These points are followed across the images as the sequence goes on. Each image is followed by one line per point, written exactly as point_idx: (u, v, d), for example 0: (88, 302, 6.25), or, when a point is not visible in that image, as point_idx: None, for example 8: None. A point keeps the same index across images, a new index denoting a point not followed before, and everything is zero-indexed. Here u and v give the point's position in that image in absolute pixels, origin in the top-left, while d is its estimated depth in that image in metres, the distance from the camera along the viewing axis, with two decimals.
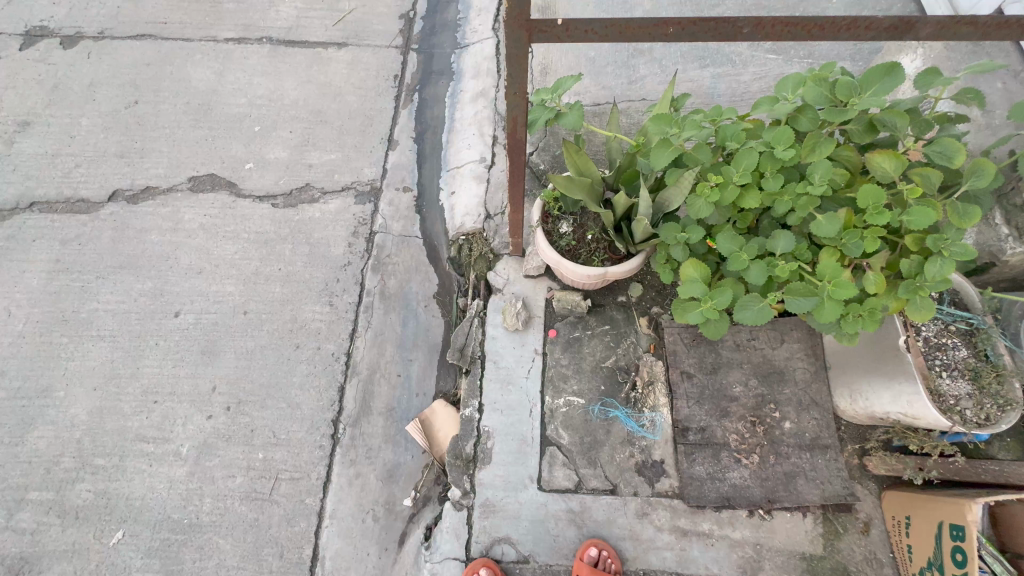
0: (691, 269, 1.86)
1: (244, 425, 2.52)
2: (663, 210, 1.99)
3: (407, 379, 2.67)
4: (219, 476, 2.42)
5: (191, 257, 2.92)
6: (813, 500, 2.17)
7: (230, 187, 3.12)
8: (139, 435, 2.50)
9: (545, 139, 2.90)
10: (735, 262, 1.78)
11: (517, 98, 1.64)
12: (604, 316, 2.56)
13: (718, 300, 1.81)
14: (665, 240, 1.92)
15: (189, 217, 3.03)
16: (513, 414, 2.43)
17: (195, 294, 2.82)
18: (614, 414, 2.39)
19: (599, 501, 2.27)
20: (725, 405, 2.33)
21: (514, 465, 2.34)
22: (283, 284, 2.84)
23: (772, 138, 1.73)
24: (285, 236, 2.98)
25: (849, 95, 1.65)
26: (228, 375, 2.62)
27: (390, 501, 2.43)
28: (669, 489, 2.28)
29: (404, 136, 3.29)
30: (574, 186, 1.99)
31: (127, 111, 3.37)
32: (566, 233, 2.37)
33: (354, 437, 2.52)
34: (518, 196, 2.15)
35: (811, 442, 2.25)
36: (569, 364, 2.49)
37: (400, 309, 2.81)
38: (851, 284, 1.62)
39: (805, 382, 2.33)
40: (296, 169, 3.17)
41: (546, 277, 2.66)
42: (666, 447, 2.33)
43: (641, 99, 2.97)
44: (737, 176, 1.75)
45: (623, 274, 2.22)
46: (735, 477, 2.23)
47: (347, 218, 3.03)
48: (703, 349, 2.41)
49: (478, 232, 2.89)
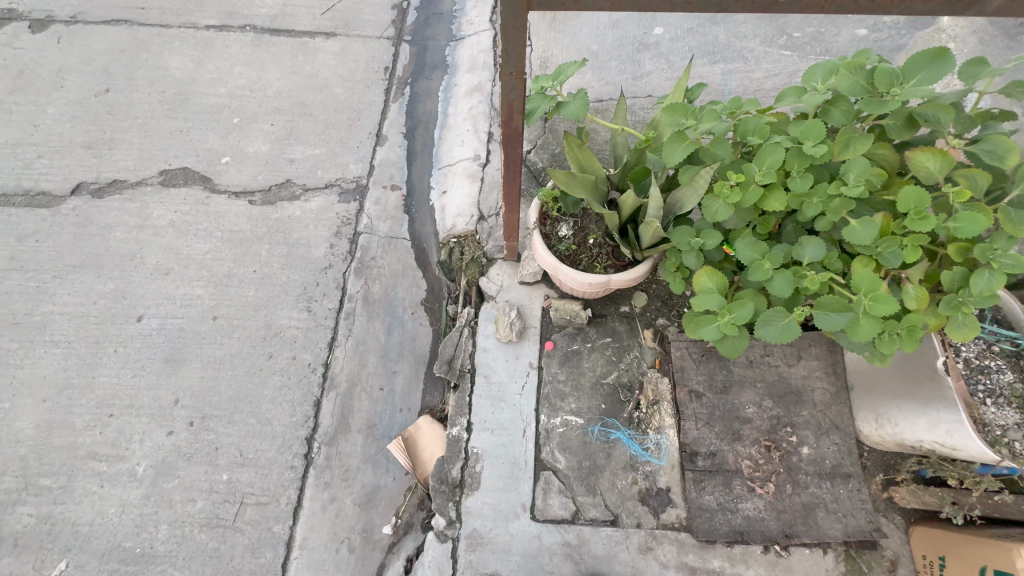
0: (704, 278, 1.67)
1: (208, 443, 2.29)
2: (675, 212, 1.79)
3: (390, 394, 2.45)
4: (178, 501, 2.18)
5: (158, 256, 2.69)
6: (835, 535, 1.97)
7: (204, 181, 2.91)
8: (91, 452, 2.26)
9: (544, 137, 2.71)
10: (756, 273, 1.56)
11: (512, 78, 1.46)
12: (605, 328, 2.36)
13: (737, 314, 1.59)
14: (677, 245, 1.71)
15: (159, 214, 2.80)
16: (504, 434, 2.21)
17: (161, 297, 2.59)
18: (615, 437, 2.17)
19: (599, 533, 2.05)
20: (737, 427, 2.13)
21: (506, 491, 2.12)
22: (257, 288, 2.62)
23: (799, 134, 1.54)
24: (262, 235, 2.76)
25: (891, 84, 1.45)
26: (193, 387, 2.39)
27: (368, 529, 2.20)
28: (675, 520, 2.06)
29: (394, 131, 3.09)
30: (575, 183, 1.78)
31: (98, 99, 3.14)
32: (566, 237, 2.16)
33: (330, 457, 2.29)
34: (514, 195, 1.97)
35: (831, 470, 2.06)
36: (566, 381, 2.28)
37: (385, 316, 2.59)
38: (892, 299, 1.41)
39: (824, 404, 2.14)
40: (277, 165, 2.96)
41: (543, 284, 2.46)
42: (673, 473, 2.12)
43: (647, 96, 2.78)
44: (760, 175, 1.55)
45: (627, 283, 2.00)
46: (748, 508, 2.03)
47: (329, 218, 2.81)
48: (713, 365, 2.22)
49: (470, 234, 2.68)
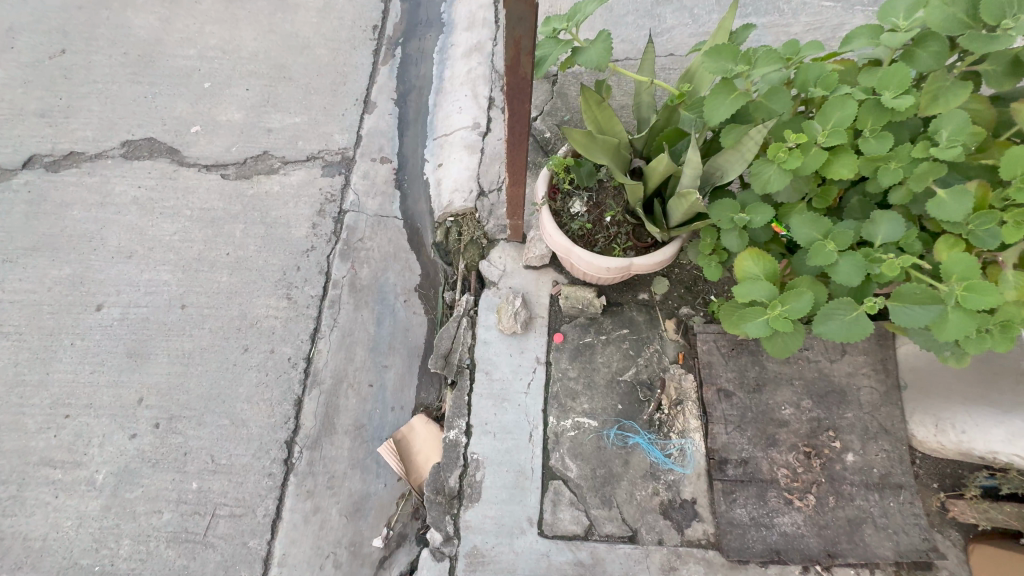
0: (748, 263, 1.40)
1: (175, 447, 2.04)
2: (712, 181, 1.49)
3: (381, 391, 2.19)
4: (142, 513, 1.95)
5: (119, 237, 2.41)
6: (885, 555, 1.73)
7: (172, 153, 2.60)
8: (44, 458, 2.02)
9: (552, 101, 2.39)
10: (818, 256, 1.28)
11: (520, 4, 1.17)
12: (621, 318, 2.09)
13: (793, 306, 1.30)
14: (715, 222, 1.43)
15: (121, 189, 2.51)
16: (508, 438, 1.96)
17: (123, 283, 2.32)
18: (633, 442, 1.92)
19: (615, 551, 1.81)
20: (772, 431, 1.88)
21: (509, 504, 1.88)
22: (231, 272, 2.34)
23: (877, 82, 1.23)
24: (236, 213, 2.46)
25: (1002, 16, 1.14)
26: (159, 385, 2.14)
27: (356, 543, 1.97)
28: (702, 537, 1.82)
29: (383, 97, 2.76)
30: (595, 146, 1.48)
31: (52, 62, 2.81)
32: (579, 214, 1.86)
33: (313, 462, 2.05)
34: (519, 162, 1.65)
35: (879, 481, 1.81)
36: (578, 378, 2.02)
37: (374, 304, 2.32)
38: (995, 288, 1.12)
39: (872, 406, 1.88)
40: (252, 135, 2.65)
41: (551, 268, 2.18)
42: (699, 483, 1.87)
43: (669, 54, 2.44)
44: (824, 135, 1.26)
45: (650, 267, 1.72)
46: (785, 524, 1.79)
47: (311, 194, 2.51)
48: (744, 360, 1.96)
49: (469, 213, 2.39)
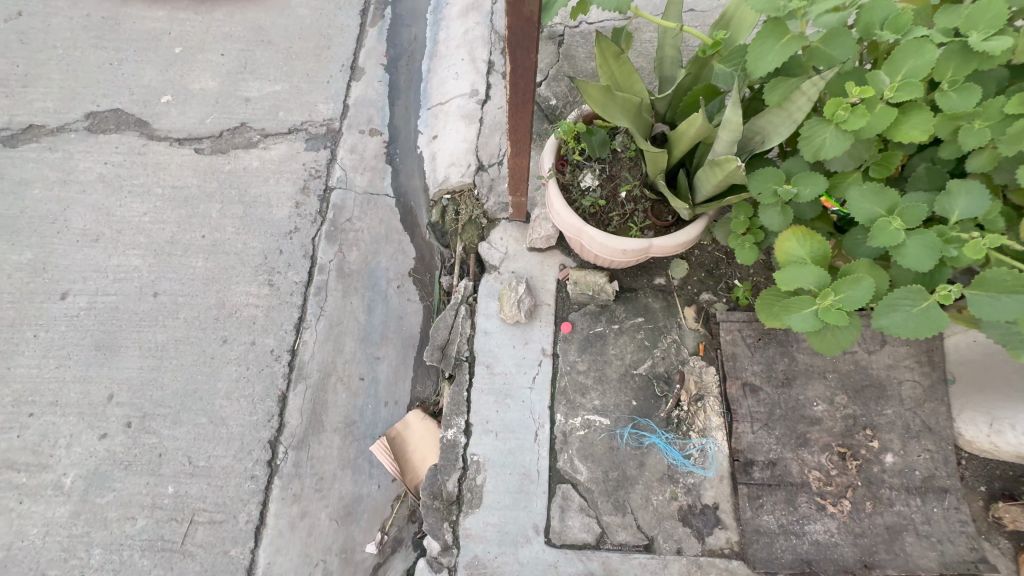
0: (792, 245, 1.19)
1: (149, 448, 1.88)
2: (750, 148, 1.28)
3: (373, 385, 2.01)
4: (114, 520, 1.79)
5: (84, 218, 2.20)
6: (929, 567, 1.56)
7: (140, 126, 2.37)
8: (7, 460, 1.86)
9: (558, 64, 2.15)
10: (880, 236, 1.07)
11: None
12: (636, 305, 1.89)
13: (848, 296, 1.10)
14: (755, 194, 1.22)
15: (86, 166, 2.29)
16: (511, 438, 1.79)
17: (90, 269, 2.12)
18: (649, 442, 1.74)
19: (629, 561, 1.65)
20: (803, 430, 1.70)
21: (513, 510, 1.71)
22: (207, 257, 2.14)
23: (963, 21, 1.00)
24: (212, 191, 2.25)
25: None
26: (130, 380, 1.96)
27: (348, 549, 1.82)
28: (724, 546, 1.66)
29: (372, 63, 2.51)
30: (615, 106, 1.26)
31: (8, 25, 2.55)
32: (590, 189, 1.64)
33: (299, 463, 1.88)
34: (522, 129, 1.43)
35: (921, 484, 1.63)
36: (588, 371, 1.84)
37: (364, 291, 2.12)
38: None
39: (915, 402, 1.69)
40: (229, 105, 2.41)
41: (558, 250, 1.97)
42: (722, 486, 1.70)
43: (690, 8, 2.16)
44: (892, 89, 1.03)
45: (672, 249, 1.51)
46: (817, 532, 1.62)
47: (294, 169, 2.29)
48: (772, 351, 1.77)
49: (467, 189, 2.18)
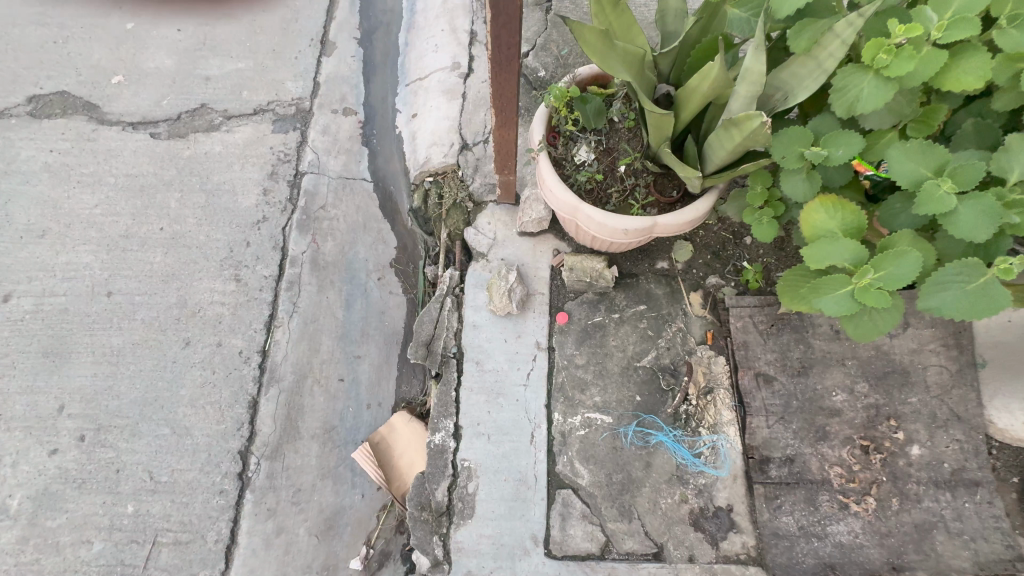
0: (822, 216, 1.03)
1: (106, 464, 1.70)
2: (771, 107, 1.11)
3: (354, 386, 1.85)
4: (67, 544, 1.62)
5: (29, 213, 1.99)
6: (963, 568, 1.43)
7: (88, 109, 2.15)
8: None
9: (547, 32, 1.97)
10: (929, 203, 0.92)
11: None
12: (637, 292, 1.73)
13: (891, 274, 0.94)
14: (777, 159, 1.07)
15: (29, 154, 2.07)
16: (505, 441, 1.63)
17: (36, 268, 1.91)
18: (656, 440, 1.60)
19: (637, 572, 1.51)
20: (822, 422, 1.56)
21: (510, 520, 1.56)
22: (166, 251, 1.95)
23: None
24: (170, 179, 2.05)
25: None
26: (83, 390, 1.78)
27: (329, 566, 1.66)
28: (740, 551, 1.52)
29: (344, 37, 2.31)
30: (615, 58, 1.09)
31: None
32: (586, 164, 1.48)
33: (273, 475, 1.70)
34: (509, 91, 1.25)
35: (951, 478, 1.49)
36: (587, 365, 1.68)
37: (341, 285, 1.94)
38: None
39: (941, 388, 1.55)
40: (187, 85, 2.20)
41: (552, 234, 1.81)
42: (736, 487, 1.56)
43: None
44: (941, 26, 0.87)
45: (679, 228, 1.35)
46: (841, 533, 1.49)
47: (260, 153, 2.09)
48: (787, 338, 1.62)
49: (451, 170, 2.00)
